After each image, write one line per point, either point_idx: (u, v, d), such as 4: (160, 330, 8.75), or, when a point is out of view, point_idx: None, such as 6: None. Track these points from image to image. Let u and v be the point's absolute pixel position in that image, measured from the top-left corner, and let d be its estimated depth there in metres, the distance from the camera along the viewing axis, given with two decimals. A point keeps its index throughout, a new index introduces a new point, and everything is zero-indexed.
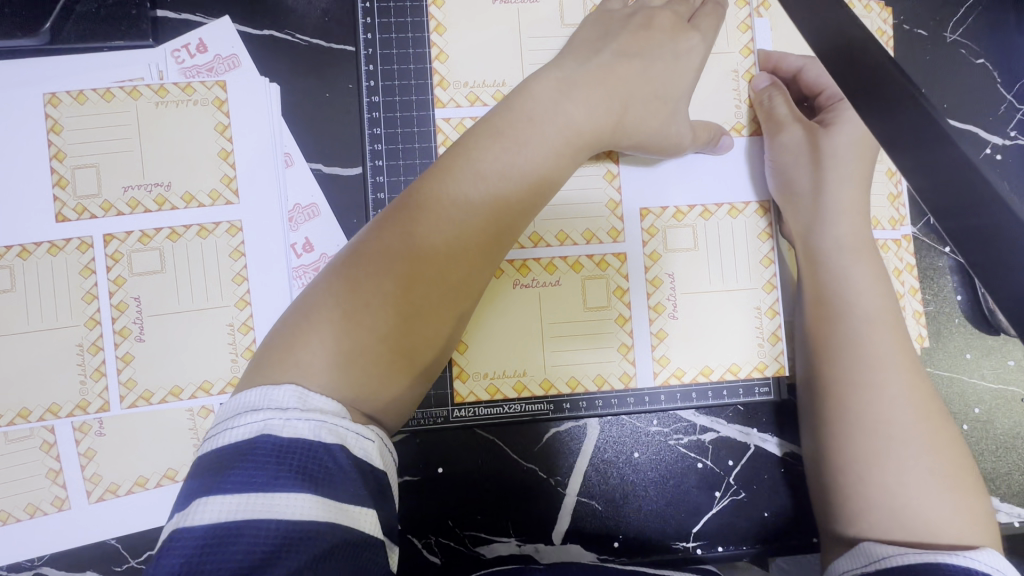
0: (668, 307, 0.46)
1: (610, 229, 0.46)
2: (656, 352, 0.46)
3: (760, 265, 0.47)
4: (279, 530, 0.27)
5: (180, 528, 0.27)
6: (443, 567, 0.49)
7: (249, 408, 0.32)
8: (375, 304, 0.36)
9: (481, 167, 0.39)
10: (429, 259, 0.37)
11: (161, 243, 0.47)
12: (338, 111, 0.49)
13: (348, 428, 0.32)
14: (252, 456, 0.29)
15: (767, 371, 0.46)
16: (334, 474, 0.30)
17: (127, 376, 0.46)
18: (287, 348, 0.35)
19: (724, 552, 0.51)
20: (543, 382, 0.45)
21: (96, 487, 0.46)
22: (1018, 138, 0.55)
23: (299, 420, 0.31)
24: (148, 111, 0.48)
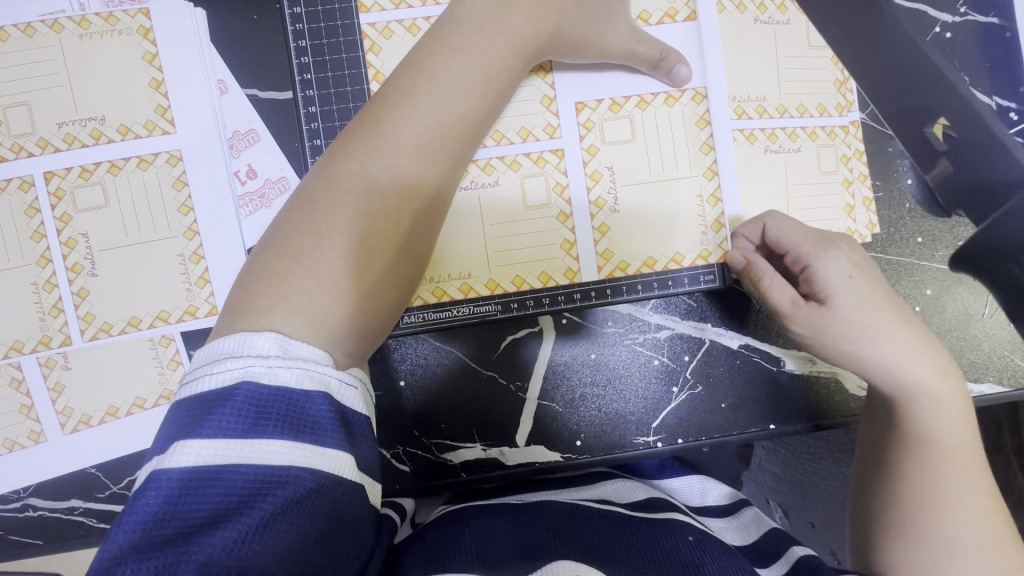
0: (609, 201, 0.46)
1: (546, 125, 0.46)
2: (598, 247, 0.46)
3: (700, 153, 0.47)
4: (258, 475, 0.28)
5: (158, 468, 0.28)
6: (413, 475, 0.51)
7: (228, 353, 0.31)
8: (338, 219, 0.36)
9: (431, 88, 0.38)
10: (399, 184, 0.38)
11: (102, 178, 0.47)
12: (266, 32, 0.48)
13: (332, 375, 0.32)
14: (233, 404, 0.29)
15: (710, 259, 0.47)
16: (316, 422, 0.30)
17: (85, 311, 0.47)
18: (261, 275, 0.35)
19: (684, 444, 0.53)
20: (487, 282, 0.46)
21: (69, 419, 0.47)
22: (969, 14, 0.54)
23: (281, 367, 0.31)
24: (74, 44, 0.47)
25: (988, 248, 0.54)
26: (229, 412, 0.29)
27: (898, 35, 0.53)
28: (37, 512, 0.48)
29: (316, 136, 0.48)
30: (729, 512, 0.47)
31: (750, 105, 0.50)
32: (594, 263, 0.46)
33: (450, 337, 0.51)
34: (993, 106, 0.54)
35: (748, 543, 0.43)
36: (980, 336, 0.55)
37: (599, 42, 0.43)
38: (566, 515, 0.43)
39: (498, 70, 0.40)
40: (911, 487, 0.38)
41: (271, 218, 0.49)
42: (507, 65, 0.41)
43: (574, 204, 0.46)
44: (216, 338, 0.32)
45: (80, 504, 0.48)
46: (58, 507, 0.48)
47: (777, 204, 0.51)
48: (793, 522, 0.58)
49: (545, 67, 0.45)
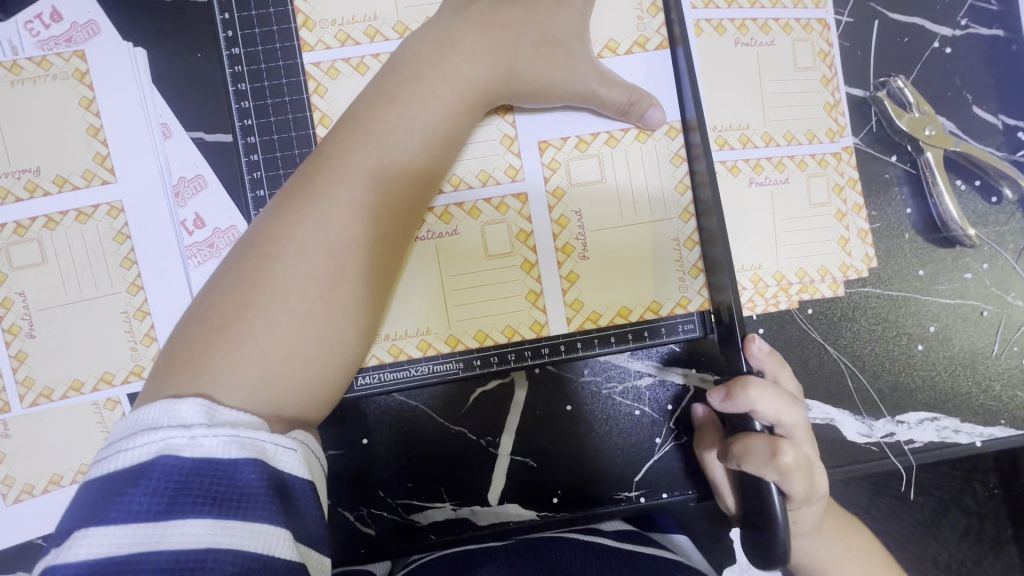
0: (578, 248, 0.42)
1: (508, 167, 0.42)
2: (567, 297, 0.43)
3: (675, 193, 0.43)
4: (174, 561, 0.25)
5: (64, 560, 0.25)
6: (379, 538, 0.48)
7: (146, 425, 0.28)
8: (273, 289, 0.33)
9: (375, 142, 0.35)
10: (342, 245, 0.34)
11: (39, 233, 0.44)
12: (210, 75, 0.45)
13: (266, 439, 0.30)
14: (149, 481, 0.27)
15: (688, 307, 0.43)
16: (244, 494, 0.27)
17: (24, 375, 0.44)
18: (186, 351, 0.32)
19: (668, 499, 0.49)
20: (447, 338, 0.42)
21: (11, 489, 0.45)
22: (970, 26, 0.50)
23: (205, 437, 0.28)
24: (4, 91, 0.44)
25: (996, 279, 0.50)
26: (144, 492, 0.26)
27: (892, 53, 0.50)
28: None
29: (258, 186, 0.45)
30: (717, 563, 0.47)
31: (732, 135, 0.47)
32: (562, 315, 0.43)
33: (415, 391, 0.48)
34: (999, 125, 0.50)
35: None
36: (989, 374, 0.50)
37: (561, 79, 0.40)
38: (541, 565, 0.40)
39: (448, 114, 0.37)
40: None
41: None
42: (458, 110, 0.37)
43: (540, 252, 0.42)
44: (138, 406, 0.29)
45: None
46: None
47: (762, 241, 0.47)
48: None
49: (505, 106, 0.41)
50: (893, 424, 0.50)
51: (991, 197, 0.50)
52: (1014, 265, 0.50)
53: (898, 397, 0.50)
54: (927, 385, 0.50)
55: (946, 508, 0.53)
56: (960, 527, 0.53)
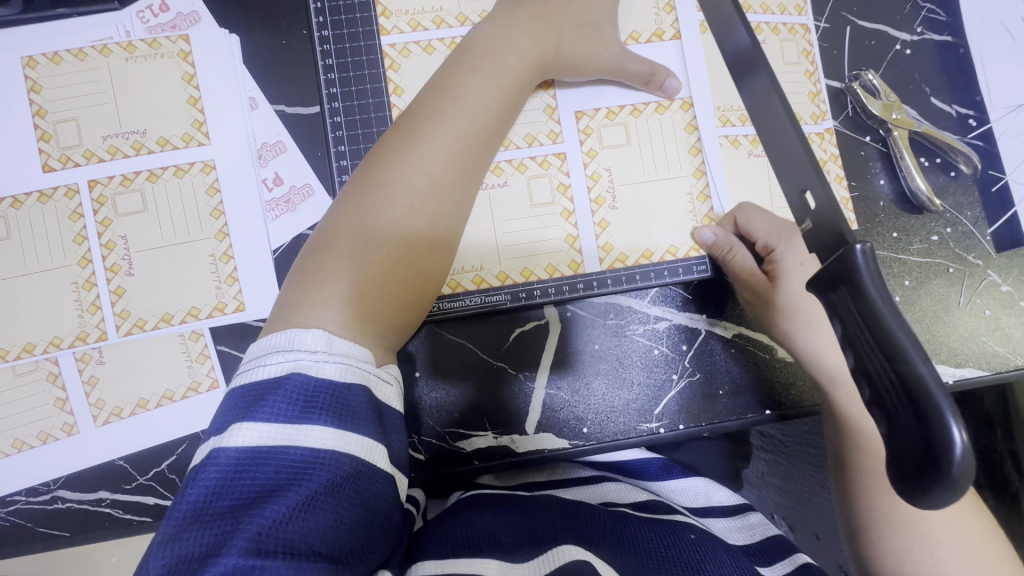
0: (608, 198, 0.52)
1: (549, 132, 0.52)
2: (599, 241, 0.53)
3: (690, 155, 0.53)
4: (303, 456, 0.29)
5: (214, 448, 0.30)
6: (428, 464, 0.53)
7: (279, 347, 0.33)
8: (385, 223, 0.40)
9: (456, 108, 0.44)
10: (435, 185, 0.42)
11: (142, 185, 0.51)
12: (295, 56, 0.53)
13: (370, 370, 0.34)
14: (284, 392, 0.31)
15: (701, 250, 0.53)
16: (356, 411, 0.32)
17: (121, 308, 0.50)
18: (304, 279, 0.38)
19: (685, 430, 0.55)
20: (498, 274, 0.52)
21: (101, 412, 0.50)
22: (925, 33, 0.60)
23: (327, 361, 0.32)
24: (120, 66, 0.52)
25: (958, 241, 0.59)
26: (281, 400, 0.31)
27: (862, 53, 0.59)
28: (65, 505, 0.50)
29: (340, 143, 0.53)
30: (733, 513, 0.55)
31: (733, 114, 0.54)
32: (596, 256, 0.52)
33: (462, 330, 0.54)
34: (952, 113, 0.60)
35: (751, 542, 0.50)
36: (957, 323, 0.58)
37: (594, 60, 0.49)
38: (577, 511, 0.45)
39: (507, 84, 0.46)
40: (865, 478, 0.46)
41: (296, 221, 0.53)
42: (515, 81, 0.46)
43: (576, 201, 0.52)
44: (268, 332, 0.34)
45: (108, 495, 0.50)
46: (86, 499, 0.50)
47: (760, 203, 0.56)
48: (801, 535, 0.68)
49: (547, 82, 0.51)
50: None
51: (950, 172, 0.59)
52: (974, 229, 0.59)
53: None
54: None
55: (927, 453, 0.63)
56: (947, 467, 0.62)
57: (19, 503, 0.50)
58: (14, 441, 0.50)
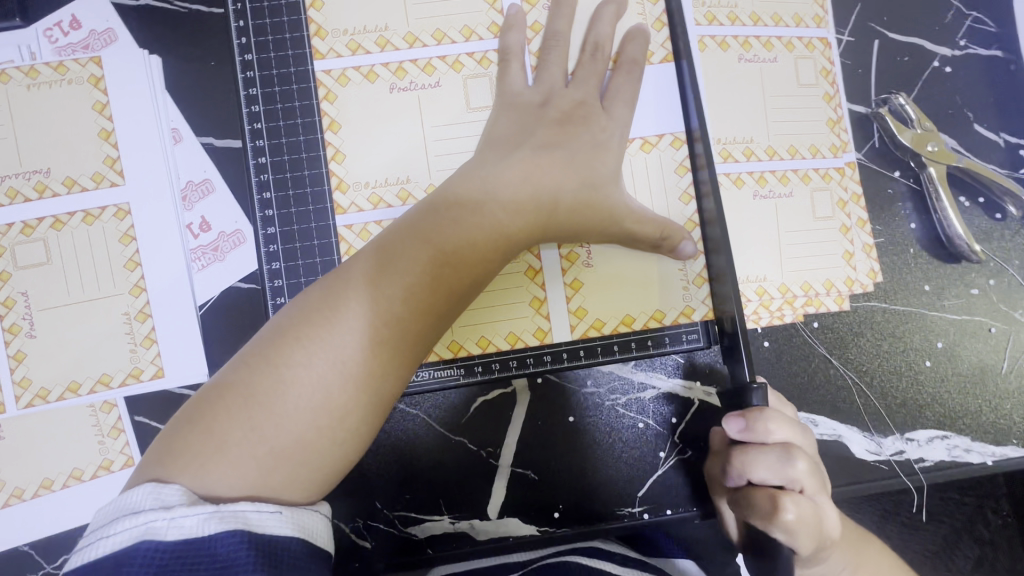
0: (581, 253, 0.45)
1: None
2: (571, 304, 0.45)
3: (681, 203, 0.45)
4: None
5: None
6: (375, 551, 0.46)
7: (129, 509, 0.28)
8: (288, 379, 0.33)
9: (427, 250, 0.38)
10: (376, 342, 0.35)
11: (45, 234, 0.45)
12: (224, 82, 0.46)
13: (248, 508, 0.29)
14: (132, 569, 0.26)
15: (693, 316, 0.45)
16: (230, 567, 0.27)
17: (21, 376, 0.44)
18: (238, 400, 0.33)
19: (672, 515, 0.48)
20: (450, 344, 0.44)
21: (0, 493, 0.44)
22: (969, 47, 0.51)
23: (186, 517, 0.28)
24: (20, 94, 0.45)
25: (1003, 296, 0.50)
26: None
27: (892, 71, 0.50)
28: None
29: (265, 188, 0.45)
30: None
31: (736, 148, 0.48)
32: (566, 322, 0.45)
33: (414, 401, 0.47)
34: (1000, 142, 0.50)
35: None
36: (998, 393, 0.50)
37: (582, 146, 0.42)
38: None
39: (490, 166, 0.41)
40: None
41: (226, 272, 0.46)
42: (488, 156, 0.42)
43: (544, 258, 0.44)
44: (121, 490, 0.29)
45: None
46: None
47: (765, 254, 0.48)
48: None
49: None
50: (902, 442, 0.49)
51: (995, 214, 0.50)
52: (1022, 281, 0.50)
53: (907, 414, 0.49)
54: (936, 400, 0.49)
55: (968, 535, 0.53)
56: (985, 550, 0.53)
57: None
58: None
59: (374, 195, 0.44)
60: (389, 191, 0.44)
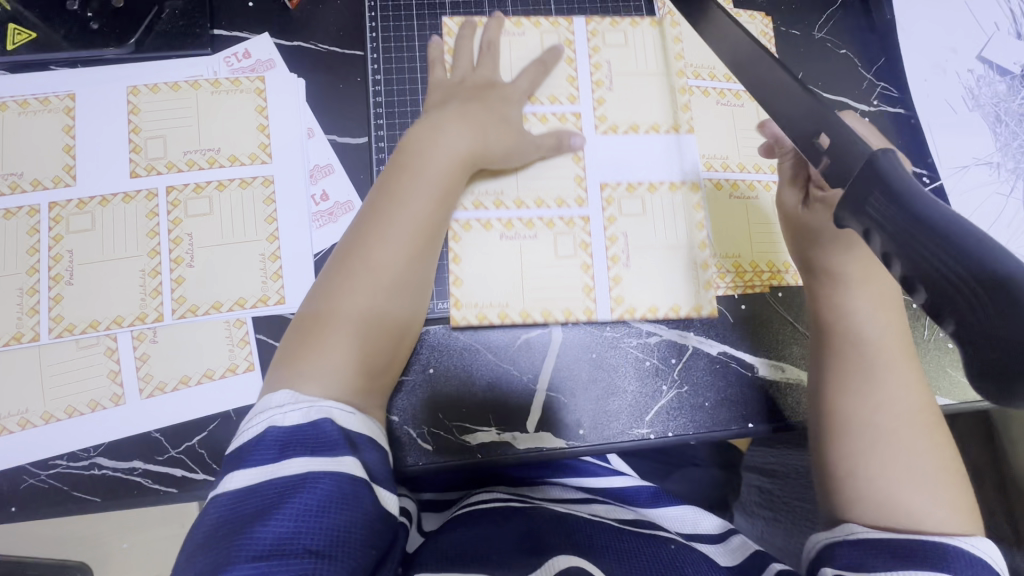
0: (622, 257, 0.63)
1: (576, 197, 0.64)
2: (612, 293, 0.62)
3: (696, 229, 0.64)
4: (282, 486, 0.38)
5: (215, 495, 0.39)
6: (435, 453, 0.58)
7: (258, 410, 0.43)
8: (351, 312, 0.49)
9: (428, 183, 0.54)
10: (412, 252, 0.53)
11: (211, 193, 0.60)
12: (350, 98, 0.65)
13: (333, 406, 0.43)
14: (264, 442, 0.40)
15: (701, 309, 0.62)
16: (325, 439, 0.41)
17: (179, 294, 0.57)
18: (309, 341, 0.47)
19: (674, 436, 0.60)
20: (523, 311, 0.61)
21: (148, 385, 0.56)
22: (881, 105, 0.71)
23: (293, 410, 0.42)
24: (206, 97, 0.63)
25: None
26: (262, 448, 0.40)
27: None
28: (102, 471, 0.54)
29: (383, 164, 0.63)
30: (721, 539, 0.58)
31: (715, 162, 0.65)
32: (608, 304, 0.62)
33: (474, 333, 0.61)
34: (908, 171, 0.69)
35: (736, 563, 0.54)
36: (921, 354, 0.63)
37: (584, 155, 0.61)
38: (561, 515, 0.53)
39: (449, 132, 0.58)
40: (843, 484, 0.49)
41: (337, 230, 0.62)
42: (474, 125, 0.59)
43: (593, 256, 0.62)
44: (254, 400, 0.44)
45: (141, 464, 0.55)
46: (121, 467, 0.55)
47: (739, 240, 0.64)
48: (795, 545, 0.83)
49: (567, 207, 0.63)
50: None
51: None
52: None
53: None
54: None
55: None
56: None
57: (60, 466, 0.54)
58: (66, 407, 0.55)
59: (476, 201, 0.63)
60: (487, 199, 0.63)
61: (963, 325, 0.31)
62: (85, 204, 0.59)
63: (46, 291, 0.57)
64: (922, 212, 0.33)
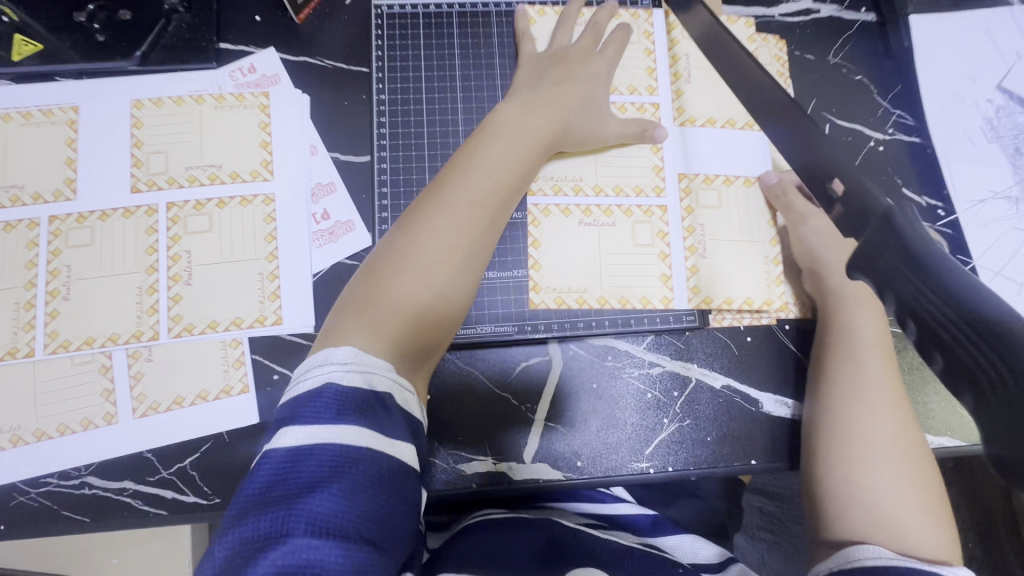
0: (700, 249, 0.62)
1: (654, 186, 0.63)
2: (690, 283, 0.62)
3: (767, 226, 0.63)
4: (337, 453, 0.37)
5: (269, 448, 0.38)
6: (430, 482, 0.57)
7: (318, 364, 0.42)
8: (392, 289, 0.47)
9: (486, 167, 0.53)
10: (462, 236, 0.50)
11: (211, 210, 0.60)
12: (356, 115, 0.64)
13: (389, 379, 0.42)
14: (321, 403, 0.39)
15: (773, 305, 0.61)
16: (378, 413, 0.40)
17: (175, 313, 0.57)
18: (355, 313, 0.46)
19: (674, 471, 0.58)
20: (600, 298, 0.60)
21: (141, 405, 0.55)
22: (896, 134, 0.69)
23: (353, 374, 0.41)
24: (209, 112, 0.62)
25: None
26: (318, 409, 0.39)
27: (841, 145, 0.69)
28: (92, 490, 0.54)
29: (383, 187, 0.63)
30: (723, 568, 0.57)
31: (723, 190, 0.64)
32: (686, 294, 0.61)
33: (472, 358, 0.59)
34: (922, 203, 0.67)
35: None
36: (931, 393, 0.61)
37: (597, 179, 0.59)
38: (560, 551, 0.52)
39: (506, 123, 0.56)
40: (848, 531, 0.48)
41: (337, 250, 0.61)
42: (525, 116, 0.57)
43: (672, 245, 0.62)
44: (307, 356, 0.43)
45: (131, 485, 0.54)
46: (111, 487, 0.54)
47: (749, 272, 0.62)
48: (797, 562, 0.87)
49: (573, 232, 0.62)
50: None
51: None
52: None
53: None
54: None
55: None
56: None
57: (51, 484, 0.54)
58: (58, 425, 0.54)
59: (556, 185, 0.62)
60: (567, 185, 0.62)
61: (953, 359, 0.29)
62: (84, 218, 0.58)
63: (42, 306, 0.56)
64: (932, 268, 0.31)
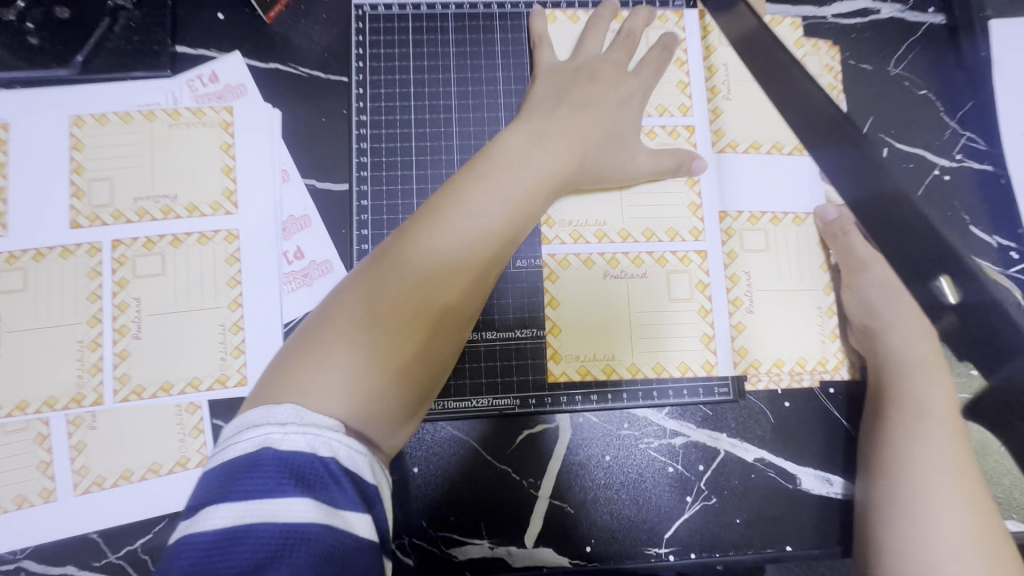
0: (745, 301, 0.54)
1: (693, 228, 0.55)
2: (733, 343, 0.54)
3: (821, 271, 0.55)
4: (279, 536, 0.25)
5: (183, 535, 0.26)
6: (417, 569, 0.49)
7: (252, 423, 0.30)
8: (363, 329, 0.34)
9: (496, 182, 0.42)
10: (460, 270, 0.38)
11: (164, 249, 0.51)
12: (334, 135, 0.55)
13: (345, 440, 0.30)
14: (259, 468, 0.27)
15: (829, 365, 0.53)
16: (336, 479, 0.28)
17: (122, 372, 0.49)
18: (308, 361, 0.33)
19: (697, 559, 0.51)
20: (631, 365, 0.53)
21: (83, 480, 0.48)
22: (965, 160, 0.59)
23: (297, 433, 0.29)
24: (162, 131, 0.53)
25: None
26: (255, 476, 0.27)
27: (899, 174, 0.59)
28: None
29: (364, 227, 0.54)
30: None
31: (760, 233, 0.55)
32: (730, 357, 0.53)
33: (468, 427, 0.52)
34: (993, 244, 0.58)
35: None
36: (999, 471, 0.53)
37: None
38: None
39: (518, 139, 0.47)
40: None
41: (312, 296, 0.52)
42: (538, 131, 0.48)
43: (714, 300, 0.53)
44: (241, 413, 0.31)
45: (73, 571, 0.47)
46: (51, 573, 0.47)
47: (787, 328, 0.54)
48: None
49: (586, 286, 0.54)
50: None
51: None
52: None
53: None
54: None
55: None
56: None
57: None
58: None
59: (575, 231, 0.54)
60: (587, 231, 0.54)
61: None
62: (15, 258, 0.50)
63: None
64: None
